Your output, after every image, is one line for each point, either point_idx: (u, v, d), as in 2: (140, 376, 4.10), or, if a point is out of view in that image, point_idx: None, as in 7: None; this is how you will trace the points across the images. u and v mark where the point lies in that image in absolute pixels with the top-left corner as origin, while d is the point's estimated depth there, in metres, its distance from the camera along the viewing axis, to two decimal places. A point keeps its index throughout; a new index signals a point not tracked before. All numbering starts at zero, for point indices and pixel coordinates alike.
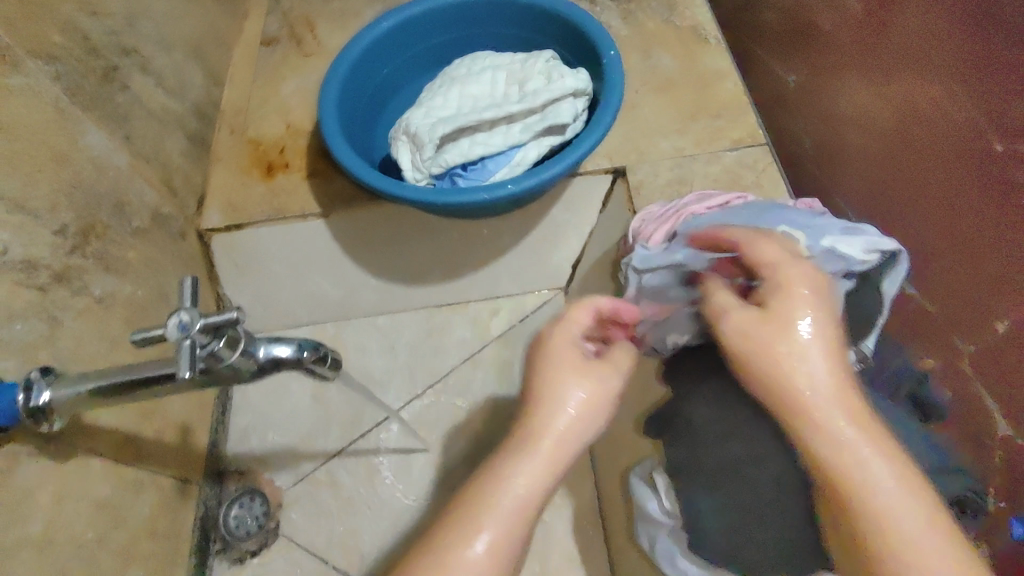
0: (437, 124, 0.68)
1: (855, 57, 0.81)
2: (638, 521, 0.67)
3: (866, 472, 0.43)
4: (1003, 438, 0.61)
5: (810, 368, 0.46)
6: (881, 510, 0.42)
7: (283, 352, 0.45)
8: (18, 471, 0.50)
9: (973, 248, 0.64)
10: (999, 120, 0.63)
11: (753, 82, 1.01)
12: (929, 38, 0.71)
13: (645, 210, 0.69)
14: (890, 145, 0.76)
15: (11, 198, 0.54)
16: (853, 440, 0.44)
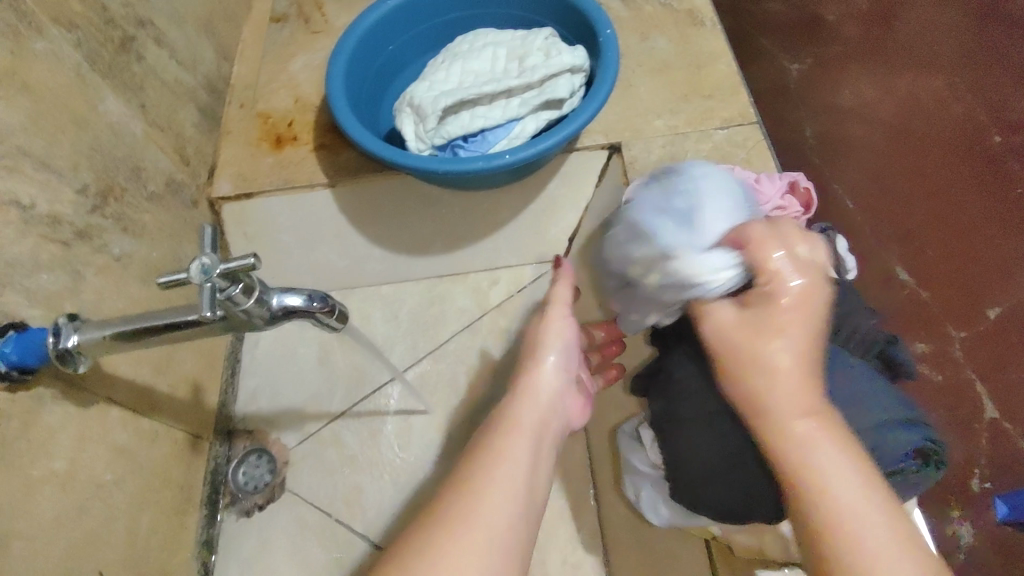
0: (439, 97, 0.71)
1: (851, 54, 1.08)
2: (627, 473, 0.67)
3: (838, 477, 0.42)
4: (992, 419, 0.83)
5: (780, 355, 0.47)
6: (844, 512, 0.41)
7: (295, 302, 0.48)
8: (46, 410, 0.54)
9: (970, 220, 0.94)
10: (994, 120, 1.01)
11: (753, 73, 1.10)
12: (926, 55, 1.08)
13: (640, 180, 0.71)
14: (889, 133, 1.01)
15: (35, 156, 0.57)
16: (828, 447, 0.43)
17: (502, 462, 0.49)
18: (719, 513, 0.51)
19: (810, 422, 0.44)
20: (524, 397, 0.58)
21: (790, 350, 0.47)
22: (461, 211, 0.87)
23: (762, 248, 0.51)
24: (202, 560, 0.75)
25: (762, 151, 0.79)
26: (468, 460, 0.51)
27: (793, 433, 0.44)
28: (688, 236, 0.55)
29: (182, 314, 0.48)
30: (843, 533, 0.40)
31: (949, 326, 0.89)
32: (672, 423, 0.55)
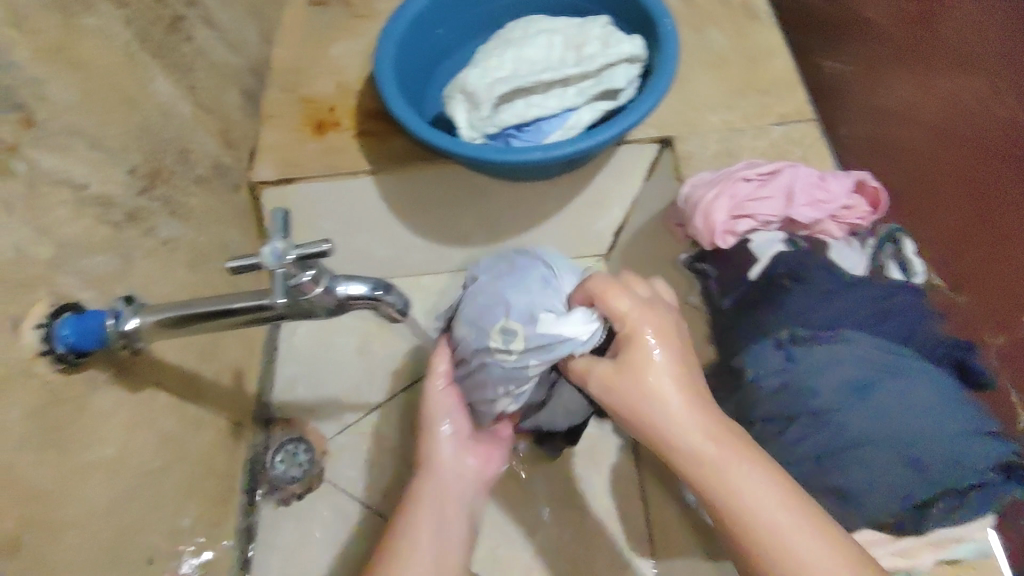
0: (494, 85, 0.69)
1: (889, 53, 0.97)
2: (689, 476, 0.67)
3: (753, 498, 0.41)
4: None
5: (667, 393, 0.45)
6: (778, 539, 0.40)
7: (359, 290, 0.47)
8: (97, 395, 0.52)
9: (1016, 234, 0.82)
10: None
11: (802, 61, 0.94)
12: (968, 52, 0.97)
13: (698, 176, 0.69)
14: (937, 137, 0.91)
15: (86, 134, 0.55)
16: (735, 472, 0.42)
17: (416, 507, 0.62)
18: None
19: (718, 449, 0.43)
20: (435, 442, 0.69)
21: (652, 385, 0.46)
22: (506, 203, 0.85)
23: (606, 292, 0.52)
24: (241, 551, 0.74)
25: (821, 149, 0.77)
26: (398, 514, 0.62)
27: (708, 463, 0.43)
28: (542, 301, 0.62)
29: (246, 299, 0.48)
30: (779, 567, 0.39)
31: (987, 335, 0.78)
32: (750, 427, 0.54)
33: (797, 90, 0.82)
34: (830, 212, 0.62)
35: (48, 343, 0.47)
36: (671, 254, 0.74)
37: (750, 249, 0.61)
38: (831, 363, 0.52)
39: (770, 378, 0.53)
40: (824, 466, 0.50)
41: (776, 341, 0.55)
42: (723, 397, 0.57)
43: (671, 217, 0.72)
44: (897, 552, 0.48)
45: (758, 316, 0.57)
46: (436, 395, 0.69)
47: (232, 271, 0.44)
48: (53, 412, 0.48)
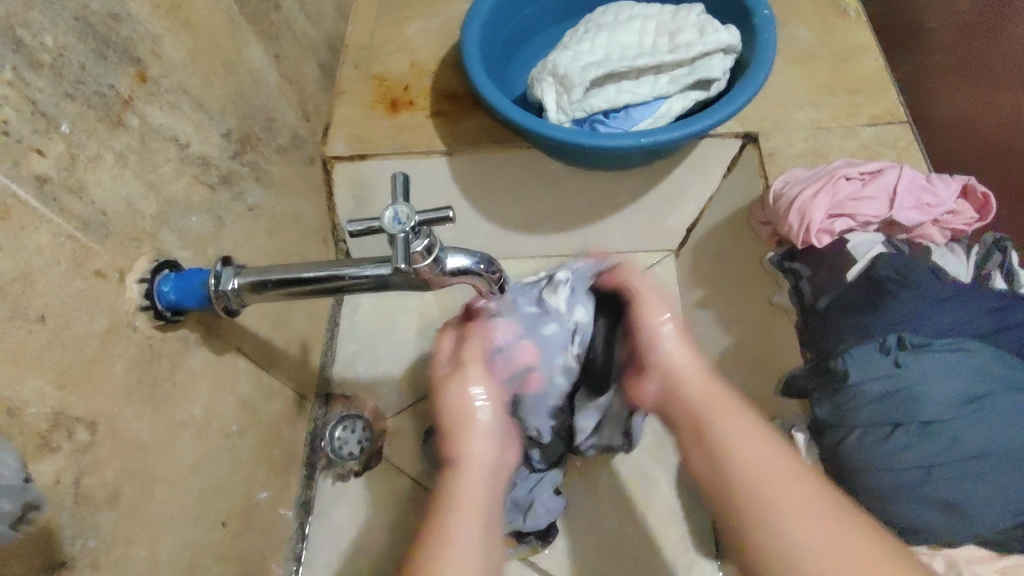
0: (587, 68, 0.68)
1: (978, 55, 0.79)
2: None
3: (749, 433, 0.46)
4: None
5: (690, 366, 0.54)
6: (766, 468, 0.43)
7: (464, 263, 0.46)
8: (187, 355, 0.53)
9: None
10: None
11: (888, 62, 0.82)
12: None
13: (789, 173, 0.67)
14: None
15: (192, 95, 0.56)
16: (732, 419, 0.48)
17: (460, 507, 0.48)
18: (907, 528, 0.49)
19: (722, 401, 0.50)
20: (469, 476, 0.51)
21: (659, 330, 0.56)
22: (578, 190, 0.84)
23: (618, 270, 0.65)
24: (299, 522, 0.73)
25: (914, 153, 0.75)
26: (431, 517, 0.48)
27: (709, 405, 0.50)
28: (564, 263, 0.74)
29: (352, 267, 0.46)
30: (762, 495, 0.42)
31: None
32: (848, 432, 0.52)
33: (891, 90, 0.80)
34: (935, 216, 0.61)
35: (149, 300, 0.48)
36: (754, 252, 0.73)
37: (850, 250, 0.59)
38: (944, 372, 0.50)
39: (876, 381, 0.51)
40: (927, 478, 0.48)
41: (880, 345, 0.52)
42: (818, 398, 0.54)
43: (754, 216, 0.70)
44: (949, 559, 0.48)
45: (858, 319, 0.55)
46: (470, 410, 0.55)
47: (348, 235, 0.44)
48: (153, 366, 0.49)
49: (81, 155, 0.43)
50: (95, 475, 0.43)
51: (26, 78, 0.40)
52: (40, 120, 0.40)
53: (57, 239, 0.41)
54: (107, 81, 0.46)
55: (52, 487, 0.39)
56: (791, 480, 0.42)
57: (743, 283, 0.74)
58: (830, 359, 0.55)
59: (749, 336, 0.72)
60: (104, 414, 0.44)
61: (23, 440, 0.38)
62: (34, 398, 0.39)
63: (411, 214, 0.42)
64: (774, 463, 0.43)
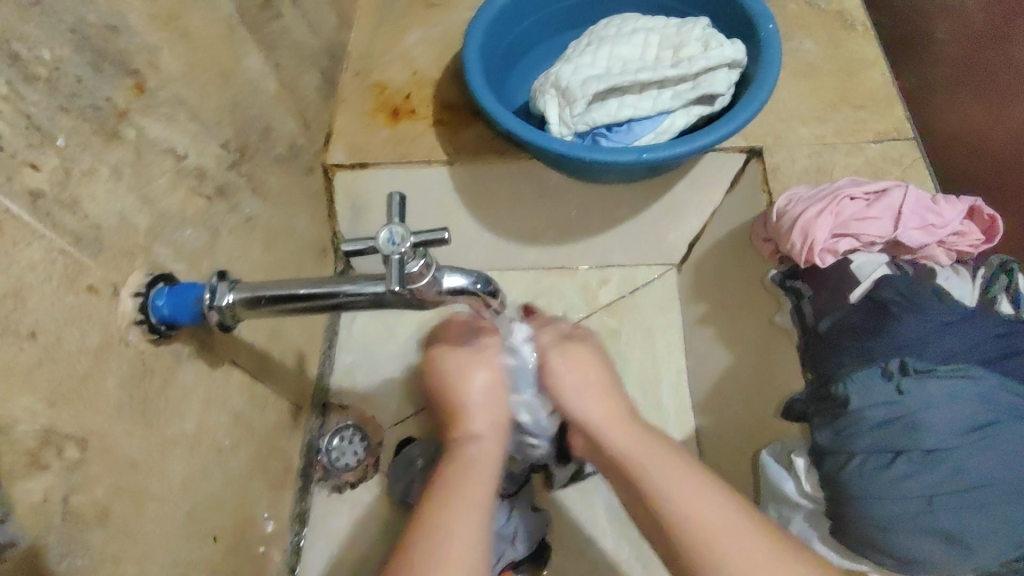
0: (589, 81, 0.68)
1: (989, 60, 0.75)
2: (770, 501, 0.62)
3: (676, 479, 0.48)
4: None
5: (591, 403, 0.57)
6: (689, 505, 0.47)
7: (460, 282, 0.45)
8: (180, 370, 0.52)
9: None
10: None
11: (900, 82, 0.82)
12: None
13: (793, 190, 0.66)
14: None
15: (189, 105, 0.55)
16: (653, 461, 0.50)
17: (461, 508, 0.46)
18: (908, 562, 0.48)
19: (647, 452, 0.51)
20: (485, 447, 0.53)
21: (566, 384, 0.58)
22: (578, 203, 0.83)
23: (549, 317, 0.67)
24: (294, 535, 0.73)
25: (920, 171, 0.74)
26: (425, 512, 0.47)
27: (634, 458, 0.51)
28: None
29: (346, 285, 0.46)
30: (698, 536, 0.45)
31: None
32: (848, 458, 0.51)
33: (898, 106, 0.79)
34: (940, 237, 0.60)
35: (143, 314, 0.47)
36: (756, 269, 0.72)
37: (853, 271, 0.59)
38: (945, 400, 0.49)
39: (877, 408, 0.50)
40: (928, 511, 0.47)
41: (882, 370, 0.52)
42: (818, 424, 0.54)
43: (755, 233, 0.70)
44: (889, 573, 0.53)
45: (861, 342, 0.54)
46: (472, 390, 0.57)
47: (345, 254, 0.44)
48: (145, 381, 0.48)
49: (74, 168, 0.43)
50: (84, 493, 0.42)
51: (20, 92, 0.39)
52: (35, 135, 0.40)
53: (50, 255, 0.41)
54: (103, 93, 0.45)
55: (41, 506, 0.39)
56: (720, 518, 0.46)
57: (745, 300, 0.73)
58: (832, 382, 0.54)
59: (749, 354, 0.72)
60: (95, 430, 0.43)
61: (12, 459, 0.37)
62: (25, 416, 0.38)
63: (406, 235, 0.41)
64: (712, 513, 0.46)
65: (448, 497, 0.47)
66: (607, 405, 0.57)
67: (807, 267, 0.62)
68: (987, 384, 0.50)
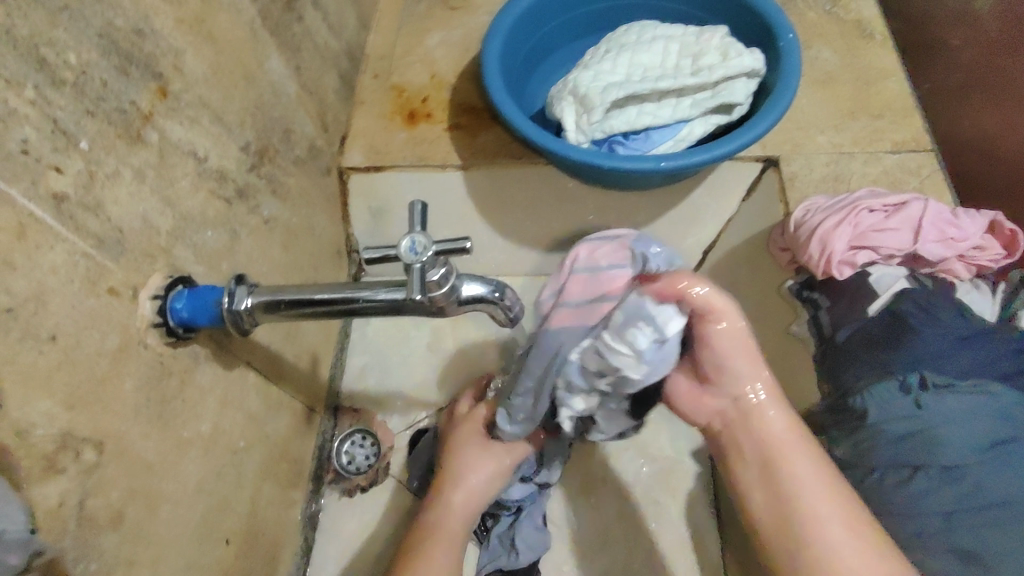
0: (608, 89, 0.68)
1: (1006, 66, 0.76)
2: None
3: (811, 493, 0.46)
4: None
5: (770, 419, 0.49)
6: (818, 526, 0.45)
7: (479, 290, 0.45)
8: (197, 370, 0.53)
9: None
10: None
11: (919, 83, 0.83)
12: None
13: (812, 200, 0.66)
14: None
15: (212, 108, 0.55)
16: (791, 458, 0.47)
17: (432, 543, 0.60)
18: None
19: (789, 448, 0.48)
20: (445, 517, 0.63)
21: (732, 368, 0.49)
22: (593, 209, 0.83)
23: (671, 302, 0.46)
24: (305, 536, 0.73)
25: (938, 182, 0.73)
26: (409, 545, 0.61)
27: (780, 458, 0.48)
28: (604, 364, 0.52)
29: (365, 291, 0.46)
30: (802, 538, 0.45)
31: None
32: (867, 473, 0.51)
33: (915, 115, 0.78)
34: (960, 251, 0.60)
35: (161, 316, 0.48)
36: (773, 278, 0.71)
37: (871, 284, 0.59)
38: (964, 416, 0.49)
39: (894, 423, 0.50)
40: (949, 532, 0.46)
41: (901, 383, 0.52)
42: (837, 437, 0.54)
43: (772, 242, 0.69)
44: None
45: (877, 354, 0.54)
46: (487, 459, 0.65)
47: (364, 262, 0.44)
48: (163, 383, 0.48)
49: (99, 172, 0.43)
50: (99, 496, 0.42)
51: (47, 97, 0.39)
52: (60, 139, 0.40)
53: (73, 257, 0.41)
54: (128, 97, 0.46)
55: (57, 509, 0.39)
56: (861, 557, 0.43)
57: (761, 309, 0.73)
58: (849, 395, 0.54)
59: (764, 363, 0.71)
60: (112, 433, 0.43)
61: (29, 463, 0.37)
62: (43, 420, 0.38)
63: (428, 244, 0.41)
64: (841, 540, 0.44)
65: (418, 538, 0.61)
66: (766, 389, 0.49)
67: (824, 279, 0.62)
68: (1006, 400, 0.50)
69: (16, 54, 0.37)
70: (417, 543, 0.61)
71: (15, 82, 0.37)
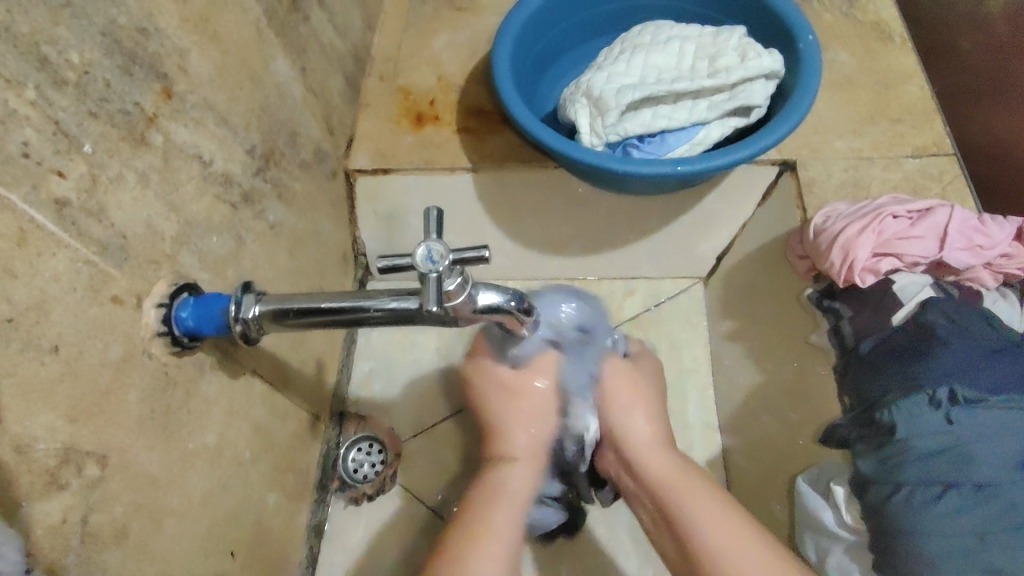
0: (623, 90, 0.66)
1: None
2: (808, 529, 0.60)
3: (710, 519, 0.49)
4: None
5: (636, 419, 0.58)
6: (715, 536, 0.48)
7: (496, 299, 0.44)
8: (202, 380, 0.51)
9: None
10: None
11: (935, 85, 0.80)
12: None
13: (832, 206, 0.64)
14: None
15: (217, 110, 0.54)
16: (696, 502, 0.51)
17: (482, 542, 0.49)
18: None
19: (687, 488, 0.52)
20: (515, 470, 0.56)
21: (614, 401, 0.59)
22: (604, 214, 0.81)
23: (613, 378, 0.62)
24: (310, 547, 0.72)
25: (960, 188, 0.71)
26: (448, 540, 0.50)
27: (674, 491, 0.52)
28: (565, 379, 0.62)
29: (376, 299, 0.44)
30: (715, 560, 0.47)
31: None
32: (894, 490, 0.49)
33: (936, 120, 0.77)
34: (987, 259, 0.58)
35: (166, 325, 0.46)
36: (791, 287, 0.70)
37: (896, 292, 0.57)
38: (997, 433, 0.48)
39: (924, 438, 0.49)
40: (984, 553, 0.45)
41: (930, 398, 0.49)
42: (863, 451, 0.53)
43: (791, 248, 0.68)
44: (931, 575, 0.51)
45: (905, 367, 0.52)
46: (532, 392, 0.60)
47: (377, 270, 0.42)
48: (167, 394, 0.47)
49: (102, 176, 0.42)
50: (102, 512, 0.41)
51: (48, 97, 0.38)
52: (62, 141, 0.39)
53: (75, 265, 0.39)
54: (132, 98, 0.44)
55: (59, 527, 0.37)
56: (743, 541, 0.48)
57: (776, 318, 0.71)
58: (877, 408, 0.52)
59: (781, 374, 0.69)
60: (115, 446, 0.42)
61: (30, 479, 0.36)
62: (45, 433, 0.37)
63: (445, 252, 0.40)
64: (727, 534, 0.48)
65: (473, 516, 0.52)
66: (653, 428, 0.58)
67: (846, 286, 0.60)
68: None
69: (16, 53, 0.36)
70: (478, 508, 0.52)
71: (15, 82, 0.36)
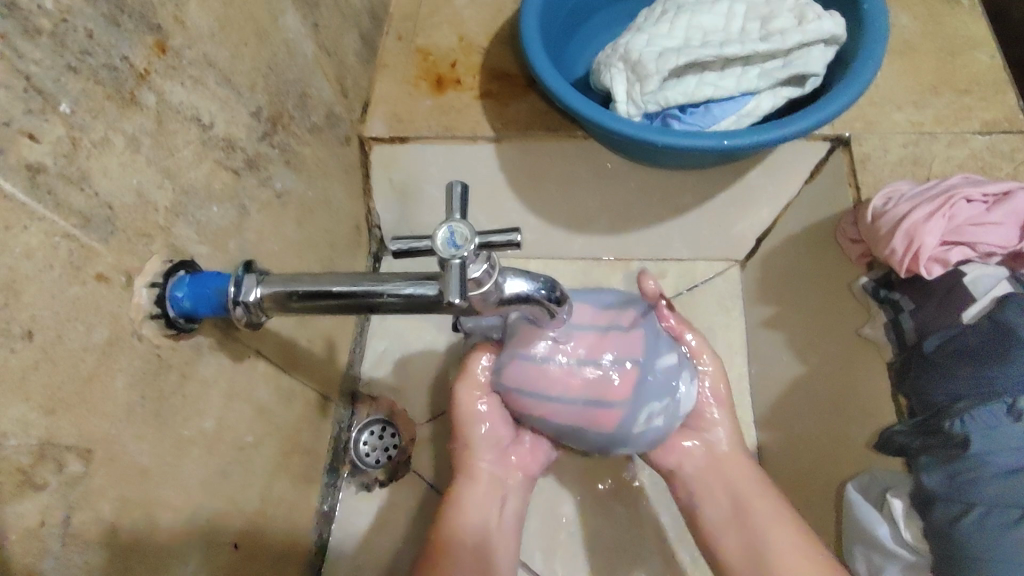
0: (666, 54, 0.59)
1: None
2: (857, 542, 0.56)
3: (788, 537, 0.53)
4: None
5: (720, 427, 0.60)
6: (778, 546, 0.52)
7: (526, 288, 0.39)
8: (200, 363, 0.47)
9: None
10: None
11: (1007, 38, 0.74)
12: None
13: (893, 187, 0.58)
14: None
15: (219, 67, 0.49)
16: (767, 522, 0.54)
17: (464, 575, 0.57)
18: None
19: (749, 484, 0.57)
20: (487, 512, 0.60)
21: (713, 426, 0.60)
22: (637, 188, 0.75)
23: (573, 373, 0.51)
24: (318, 532, 0.69)
25: None
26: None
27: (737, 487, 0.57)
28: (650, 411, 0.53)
29: (392, 284, 0.39)
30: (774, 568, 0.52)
31: None
32: (964, 510, 0.44)
33: (1008, 92, 0.69)
34: None
35: (159, 307, 0.42)
36: (838, 275, 0.64)
37: (966, 285, 0.51)
38: None
39: (1001, 454, 0.43)
40: None
41: (1008, 407, 0.44)
42: (926, 464, 0.48)
43: (843, 232, 0.62)
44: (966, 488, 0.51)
45: (981, 369, 0.46)
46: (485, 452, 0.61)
47: (391, 253, 0.37)
48: (161, 379, 0.43)
49: (84, 139, 0.37)
50: (87, 511, 0.37)
51: (16, 46, 0.33)
52: (35, 99, 0.34)
53: (51, 239, 0.35)
54: (120, 51, 0.39)
55: (35, 531, 0.34)
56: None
57: (824, 307, 0.65)
58: (946, 415, 0.47)
59: (826, 366, 0.64)
60: (101, 439, 0.38)
61: (1, 480, 0.32)
62: (17, 429, 0.33)
63: (470, 235, 0.35)
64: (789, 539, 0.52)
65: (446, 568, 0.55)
66: (731, 445, 0.60)
67: (907, 276, 0.55)
68: None
69: None
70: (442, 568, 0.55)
71: None
